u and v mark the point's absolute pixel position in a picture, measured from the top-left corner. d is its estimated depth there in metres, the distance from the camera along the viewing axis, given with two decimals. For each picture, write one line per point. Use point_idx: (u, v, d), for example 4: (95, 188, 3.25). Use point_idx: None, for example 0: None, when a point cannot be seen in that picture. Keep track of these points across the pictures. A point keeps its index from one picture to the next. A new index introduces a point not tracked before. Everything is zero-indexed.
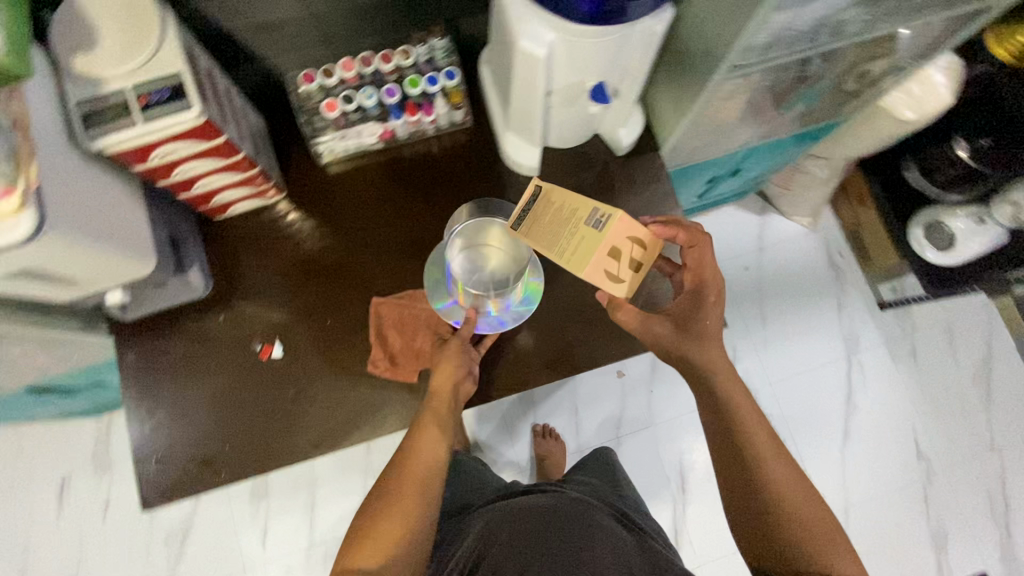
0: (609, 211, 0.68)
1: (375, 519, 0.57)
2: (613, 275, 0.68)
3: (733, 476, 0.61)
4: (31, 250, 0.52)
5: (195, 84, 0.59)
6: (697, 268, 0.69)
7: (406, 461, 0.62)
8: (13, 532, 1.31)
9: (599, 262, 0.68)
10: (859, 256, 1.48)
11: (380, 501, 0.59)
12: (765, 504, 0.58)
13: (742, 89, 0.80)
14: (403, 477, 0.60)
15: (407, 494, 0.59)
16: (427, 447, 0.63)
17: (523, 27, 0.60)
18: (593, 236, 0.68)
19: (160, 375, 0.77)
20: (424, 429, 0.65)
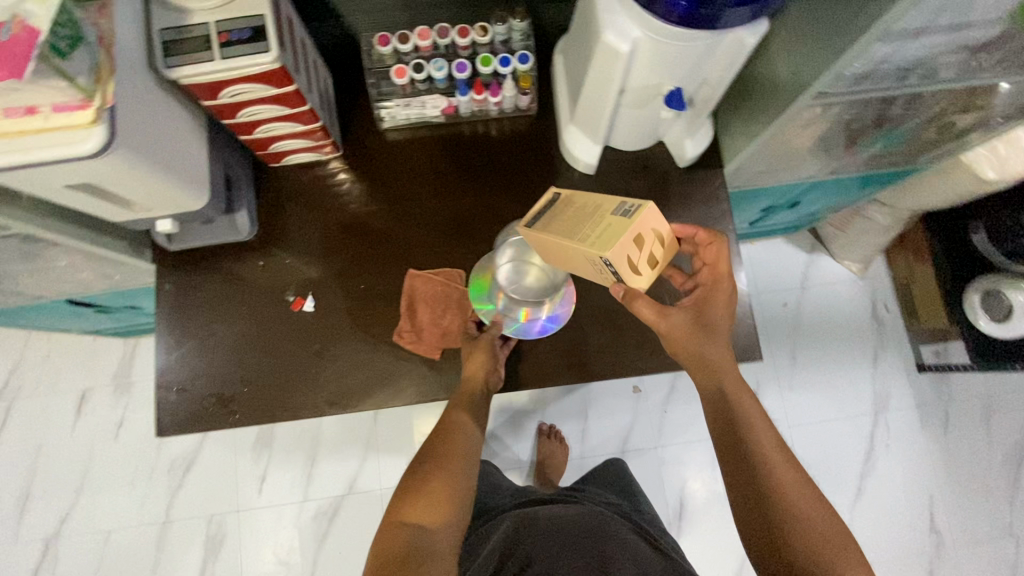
0: (638, 202, 0.57)
1: (422, 480, 0.61)
2: (635, 266, 0.57)
3: (739, 476, 0.58)
4: (96, 165, 0.52)
5: (275, 28, 0.59)
6: (716, 268, 0.67)
7: (444, 440, 0.66)
8: (30, 434, 1.37)
9: (627, 252, 0.55)
10: (905, 313, 1.42)
11: (426, 464, 0.62)
12: (772, 507, 0.56)
13: (821, 120, 0.77)
14: (443, 453, 0.64)
15: (451, 460, 0.63)
16: (460, 433, 0.67)
17: (610, 21, 0.58)
18: (621, 222, 0.55)
19: (194, 309, 0.78)
20: (458, 415, 0.69)
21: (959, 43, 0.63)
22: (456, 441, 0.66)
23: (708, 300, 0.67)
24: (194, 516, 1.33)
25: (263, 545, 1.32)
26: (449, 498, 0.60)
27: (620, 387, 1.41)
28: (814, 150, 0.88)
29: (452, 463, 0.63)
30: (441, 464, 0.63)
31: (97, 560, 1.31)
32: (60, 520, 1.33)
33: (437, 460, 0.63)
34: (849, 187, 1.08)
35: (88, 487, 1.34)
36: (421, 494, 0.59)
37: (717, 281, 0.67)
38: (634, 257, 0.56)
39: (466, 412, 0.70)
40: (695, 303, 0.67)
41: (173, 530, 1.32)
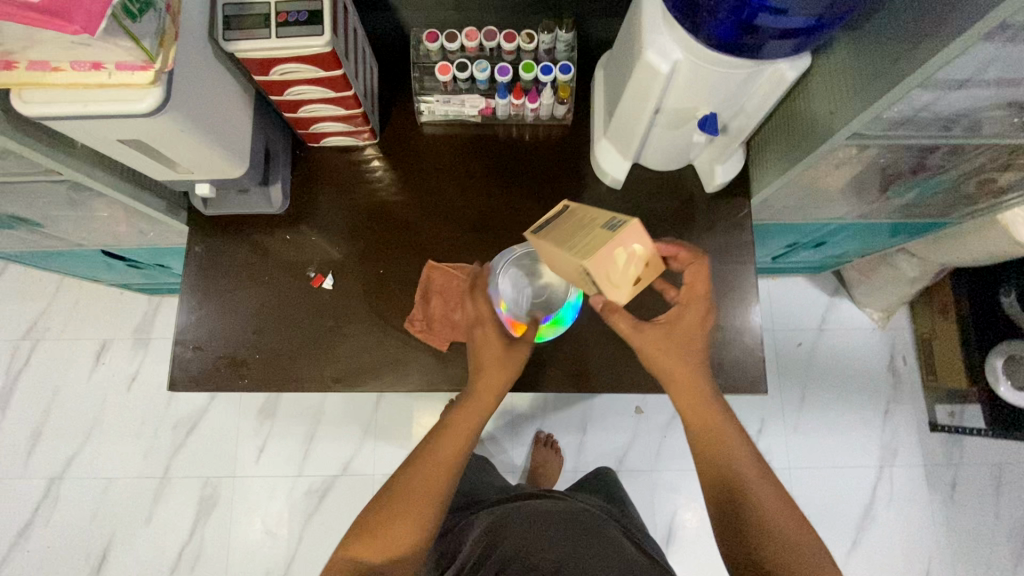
0: (625, 215, 0.57)
1: (379, 521, 0.61)
2: (614, 281, 0.56)
3: (717, 502, 0.60)
4: (148, 123, 0.55)
5: (330, 14, 0.62)
6: (694, 290, 0.62)
7: (425, 459, 0.64)
8: (50, 375, 1.42)
9: (602, 267, 0.54)
10: (924, 368, 1.38)
11: (391, 501, 0.62)
12: (750, 532, 0.58)
13: (854, 161, 0.76)
14: (417, 477, 0.63)
15: (416, 502, 0.62)
16: (448, 447, 0.65)
17: (654, 40, 0.59)
18: (604, 233, 0.55)
19: (219, 273, 0.81)
20: (456, 424, 0.66)
21: (1004, 99, 0.62)
22: (438, 460, 0.64)
23: (683, 321, 0.63)
24: (192, 475, 1.36)
25: (253, 513, 1.34)
26: (407, 536, 0.61)
27: (623, 405, 1.41)
28: (845, 192, 0.87)
29: (416, 498, 0.62)
30: (405, 498, 0.62)
31: (96, 505, 1.35)
32: (66, 461, 1.37)
33: (401, 495, 0.62)
34: (878, 233, 1.06)
35: (96, 433, 1.39)
36: (375, 536, 0.61)
37: (696, 303, 0.63)
38: (611, 273, 0.56)
39: (464, 420, 0.66)
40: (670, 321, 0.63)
41: (171, 486, 1.36)
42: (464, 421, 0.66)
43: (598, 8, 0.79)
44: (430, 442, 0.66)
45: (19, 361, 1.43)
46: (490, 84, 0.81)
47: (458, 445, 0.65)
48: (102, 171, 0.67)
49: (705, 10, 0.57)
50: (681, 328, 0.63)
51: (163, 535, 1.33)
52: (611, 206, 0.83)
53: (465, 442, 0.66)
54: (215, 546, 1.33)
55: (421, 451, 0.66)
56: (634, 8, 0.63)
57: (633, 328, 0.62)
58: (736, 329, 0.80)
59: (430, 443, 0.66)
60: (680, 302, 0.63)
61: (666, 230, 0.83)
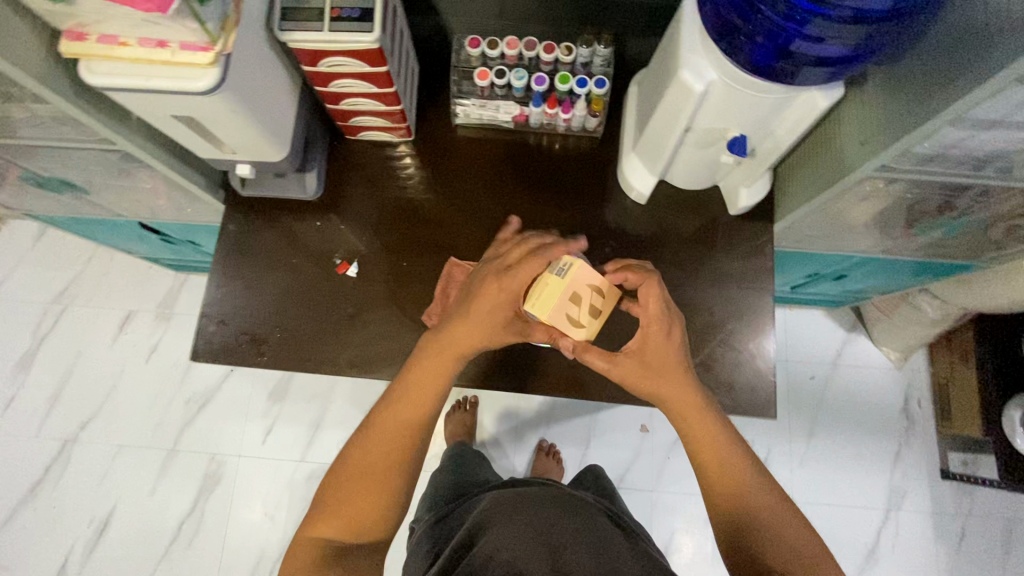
0: (569, 260, 0.66)
1: (341, 498, 0.62)
2: (575, 321, 0.66)
3: (717, 498, 0.62)
4: (203, 102, 0.59)
5: (381, 13, 0.65)
6: (652, 321, 0.63)
7: (385, 426, 0.64)
8: (74, 340, 1.47)
9: (563, 309, 0.65)
10: (939, 413, 1.36)
11: (344, 476, 0.63)
12: (748, 527, 0.59)
13: (881, 195, 0.77)
14: (377, 446, 0.64)
15: (370, 478, 0.63)
16: (410, 409, 0.65)
17: (690, 59, 0.61)
18: (555, 283, 0.64)
19: (248, 252, 0.84)
20: (419, 385, 0.65)
21: None
22: (399, 425, 0.64)
23: (650, 343, 0.63)
24: (199, 450, 1.39)
25: (254, 493, 1.36)
26: (370, 508, 0.62)
27: (628, 422, 1.41)
28: (870, 225, 0.87)
29: (377, 470, 0.63)
30: (365, 471, 0.63)
31: (105, 470, 1.39)
32: (81, 425, 1.41)
33: (360, 467, 0.63)
34: (901, 271, 1.06)
35: (112, 400, 1.43)
36: (339, 514, 0.62)
37: (662, 331, 0.63)
38: (572, 313, 0.66)
39: (431, 379, 0.65)
40: (637, 348, 0.64)
41: (178, 458, 1.39)
42: (428, 381, 0.65)
43: (638, 27, 0.81)
44: (389, 406, 0.65)
45: (47, 323, 1.48)
46: (526, 92, 0.83)
47: (420, 408, 0.65)
48: (151, 145, 0.71)
49: (741, 33, 0.59)
50: (649, 358, 0.63)
51: (165, 506, 1.36)
52: (634, 219, 0.85)
53: (427, 402, 0.65)
54: (215, 522, 1.35)
55: (380, 415, 0.65)
56: (674, 28, 0.65)
57: (607, 366, 0.64)
58: (748, 351, 0.80)
59: (389, 405, 0.65)
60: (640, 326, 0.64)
61: (687, 247, 0.84)
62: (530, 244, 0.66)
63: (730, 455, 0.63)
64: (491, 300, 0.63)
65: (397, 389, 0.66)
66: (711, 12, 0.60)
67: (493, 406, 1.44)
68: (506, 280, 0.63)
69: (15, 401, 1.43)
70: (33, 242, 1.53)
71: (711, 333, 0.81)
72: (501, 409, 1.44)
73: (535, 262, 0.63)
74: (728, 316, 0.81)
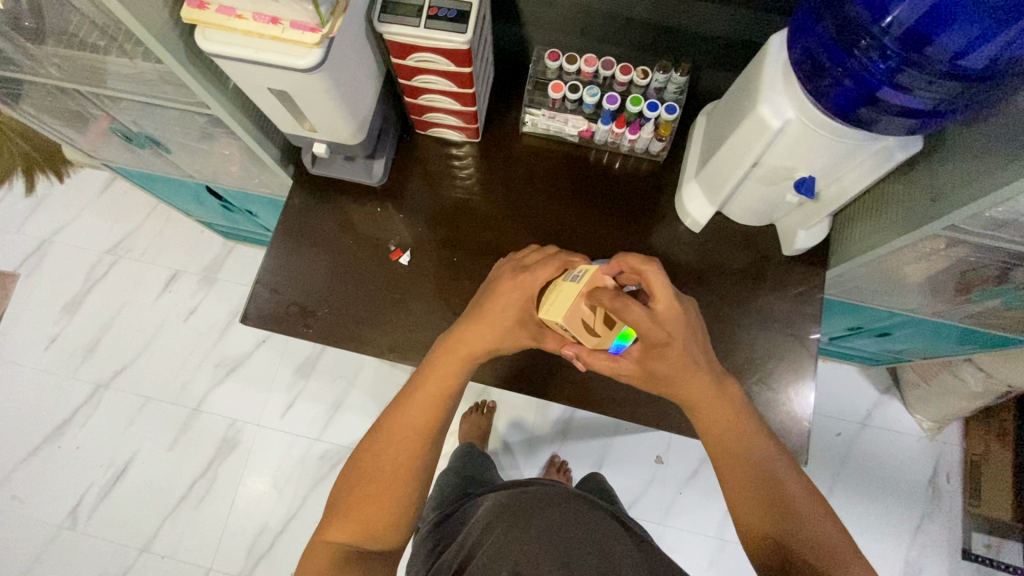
0: (584, 267, 0.65)
1: (352, 501, 0.63)
2: (590, 329, 0.63)
3: (752, 481, 0.62)
4: (300, 78, 0.62)
5: (475, 17, 0.68)
6: (651, 329, 0.60)
7: (393, 428, 0.66)
8: (121, 290, 1.53)
9: (579, 311, 0.62)
10: (968, 491, 1.31)
11: (358, 478, 0.64)
12: (782, 511, 0.60)
13: (942, 255, 0.76)
14: (385, 449, 0.65)
15: (382, 478, 0.64)
16: (418, 413, 0.66)
17: (771, 96, 0.62)
18: (569, 289, 0.63)
19: (307, 228, 0.87)
20: (426, 387, 0.66)
21: None
22: (409, 427, 0.66)
23: (656, 352, 0.62)
24: (220, 414, 1.43)
25: (266, 464, 1.39)
26: (379, 510, 0.63)
27: (643, 450, 1.39)
28: (925, 286, 0.86)
29: (387, 474, 0.64)
30: (375, 474, 0.64)
31: (130, 419, 1.43)
32: (115, 372, 1.46)
33: (370, 470, 0.64)
34: (947, 338, 1.03)
35: (147, 353, 1.48)
36: (351, 516, 0.63)
37: (664, 339, 0.61)
38: (589, 319, 0.63)
39: (439, 381, 0.66)
40: (641, 355, 0.63)
41: (199, 419, 1.42)
42: (436, 383, 0.66)
43: (715, 61, 0.82)
44: (399, 410, 0.67)
45: (99, 271, 1.55)
46: (596, 109, 0.86)
47: (429, 410, 0.66)
48: (240, 114, 0.75)
49: (830, 73, 0.59)
50: (655, 367, 0.63)
51: (181, 464, 1.40)
52: (685, 246, 0.85)
53: (436, 404, 0.66)
54: (224, 487, 1.38)
55: (390, 417, 0.67)
56: (755, 65, 0.66)
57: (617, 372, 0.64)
58: (786, 394, 0.79)
59: (398, 409, 0.67)
60: (646, 327, 0.61)
61: (736, 281, 0.84)
62: (552, 251, 0.69)
63: (752, 435, 0.64)
64: (505, 298, 0.66)
65: (406, 394, 0.67)
66: (799, 50, 0.60)
67: (511, 414, 1.44)
68: (525, 277, 0.66)
69: (58, 340, 1.49)
70: (99, 192, 1.61)
71: (749, 370, 0.80)
72: (518, 419, 1.44)
73: (552, 267, 0.66)
74: (769, 355, 0.81)
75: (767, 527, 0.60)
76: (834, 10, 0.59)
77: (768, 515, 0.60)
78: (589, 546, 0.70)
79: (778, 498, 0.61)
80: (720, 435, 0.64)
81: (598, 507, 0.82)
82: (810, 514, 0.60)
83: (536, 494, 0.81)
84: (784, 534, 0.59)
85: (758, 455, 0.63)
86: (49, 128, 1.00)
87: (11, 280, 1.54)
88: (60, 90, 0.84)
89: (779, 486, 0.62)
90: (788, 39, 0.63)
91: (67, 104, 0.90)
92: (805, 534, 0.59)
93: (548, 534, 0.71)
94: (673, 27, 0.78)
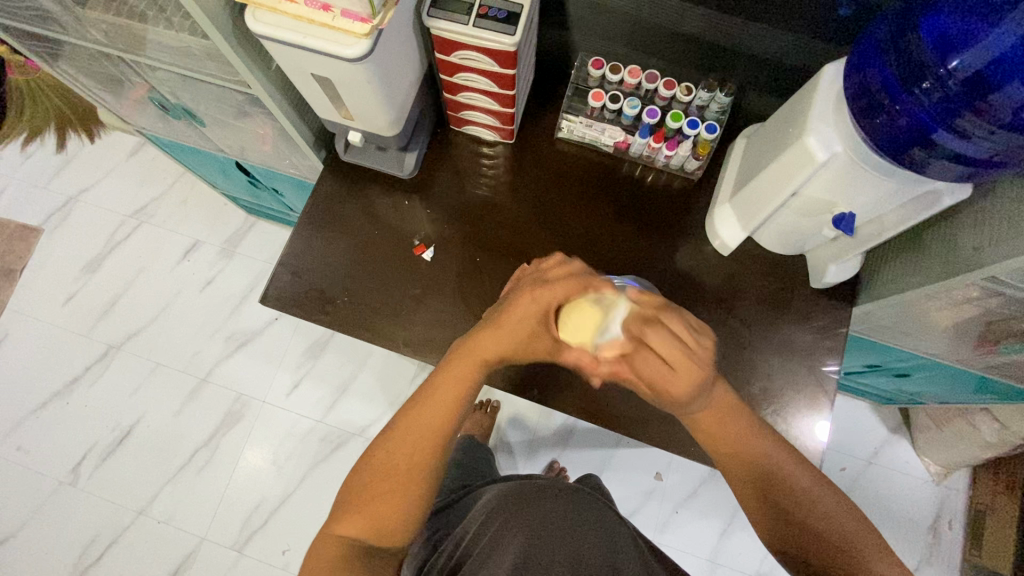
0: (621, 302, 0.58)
1: (362, 496, 0.62)
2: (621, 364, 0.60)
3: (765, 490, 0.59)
4: (346, 67, 0.61)
5: (525, 20, 0.67)
6: (659, 386, 0.56)
7: (409, 429, 0.64)
8: (141, 255, 1.54)
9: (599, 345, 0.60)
10: (969, 541, 1.29)
11: (368, 476, 0.63)
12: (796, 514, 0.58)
13: (974, 305, 0.75)
14: (397, 450, 0.63)
15: (392, 479, 0.62)
16: (432, 414, 0.64)
17: (819, 127, 0.60)
18: (589, 314, 0.58)
19: (332, 213, 0.87)
20: (443, 390, 0.65)
21: None
22: (424, 428, 0.64)
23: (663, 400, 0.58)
24: (227, 386, 1.44)
25: (267, 441, 1.40)
26: (389, 507, 0.62)
27: (644, 465, 1.39)
28: (952, 333, 0.84)
29: (397, 474, 0.62)
30: (387, 473, 0.63)
31: (139, 384, 1.45)
32: (127, 335, 1.48)
33: (380, 468, 0.63)
34: (964, 386, 1.02)
35: (161, 319, 1.49)
36: (359, 513, 0.62)
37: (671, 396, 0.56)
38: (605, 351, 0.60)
39: (455, 385, 0.64)
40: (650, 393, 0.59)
41: (206, 389, 1.44)
42: (455, 384, 0.64)
43: (760, 83, 0.80)
44: (416, 410, 0.65)
45: (121, 234, 1.56)
46: (634, 121, 0.84)
47: (446, 413, 0.64)
48: (279, 94, 0.75)
49: (887, 110, 0.57)
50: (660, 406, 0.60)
51: (185, 432, 1.41)
52: (711, 267, 0.84)
53: (453, 408, 0.64)
54: (225, 458, 1.39)
55: (406, 414, 0.65)
56: (804, 93, 0.65)
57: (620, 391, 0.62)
58: (800, 428, 0.77)
59: (415, 409, 0.65)
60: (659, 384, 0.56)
61: (759, 309, 0.82)
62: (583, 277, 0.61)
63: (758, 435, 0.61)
64: (521, 310, 0.63)
65: (421, 394, 0.66)
66: (856, 82, 0.59)
67: (513, 414, 1.44)
68: (538, 292, 0.62)
69: (76, 298, 1.51)
70: (128, 156, 1.62)
71: (765, 400, 0.79)
72: (521, 419, 1.43)
73: (572, 287, 0.60)
74: (785, 387, 0.79)
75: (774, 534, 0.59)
76: (898, 45, 0.57)
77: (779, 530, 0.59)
78: (593, 544, 0.69)
79: (784, 503, 0.59)
80: (730, 446, 0.60)
81: (600, 499, 0.81)
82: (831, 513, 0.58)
83: (540, 484, 0.79)
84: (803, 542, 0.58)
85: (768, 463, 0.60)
86: (87, 90, 1.01)
87: (33, 234, 1.56)
88: (103, 54, 0.84)
89: (791, 491, 0.59)
90: (844, 70, 0.60)
91: (108, 69, 0.90)
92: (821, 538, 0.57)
93: (551, 530, 0.70)
94: (723, 45, 0.76)
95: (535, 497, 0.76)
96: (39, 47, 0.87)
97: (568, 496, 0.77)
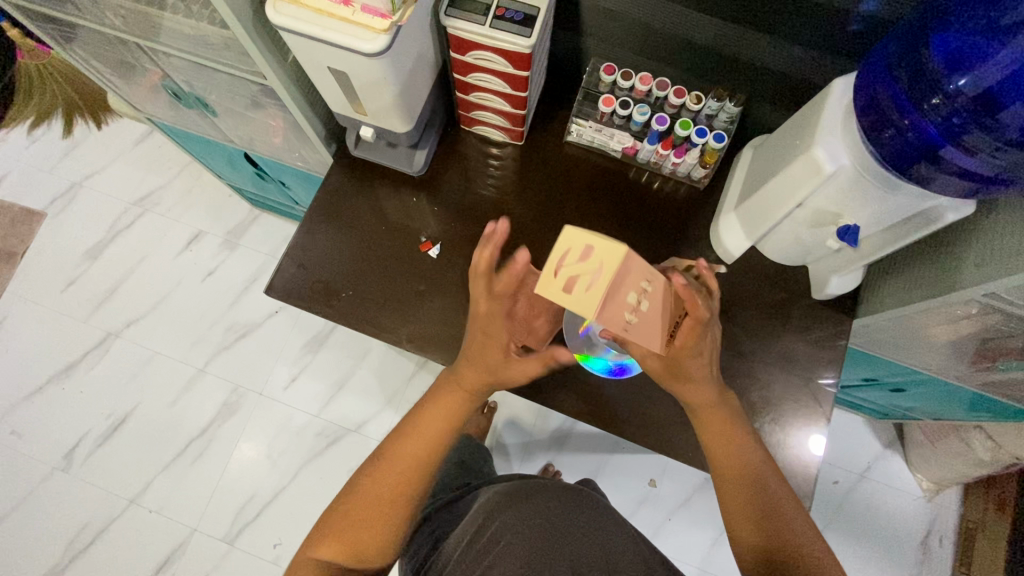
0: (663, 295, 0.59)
1: (345, 516, 0.63)
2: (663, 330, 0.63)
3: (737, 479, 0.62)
4: (364, 62, 0.62)
5: (541, 22, 0.68)
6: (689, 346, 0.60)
7: (393, 458, 0.65)
8: (143, 243, 1.54)
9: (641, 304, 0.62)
10: (958, 559, 1.29)
11: (352, 502, 0.63)
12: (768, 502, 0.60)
13: (974, 321, 0.75)
14: (381, 476, 0.64)
15: (377, 505, 0.63)
16: (417, 445, 0.66)
17: (827, 139, 0.61)
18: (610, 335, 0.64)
19: (339, 206, 0.87)
20: (432, 419, 0.67)
21: None
22: (407, 455, 0.66)
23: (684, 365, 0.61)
24: (225, 377, 1.44)
25: (262, 434, 1.39)
26: (374, 531, 0.62)
27: (639, 471, 1.39)
28: (950, 348, 0.85)
29: (380, 501, 0.63)
30: (374, 497, 0.63)
31: (135, 372, 1.44)
32: (127, 322, 1.48)
33: (364, 494, 0.64)
34: (958, 403, 1.03)
35: (160, 308, 1.49)
36: (342, 535, 0.62)
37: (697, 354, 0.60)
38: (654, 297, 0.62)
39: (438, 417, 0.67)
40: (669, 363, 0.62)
41: (203, 379, 1.43)
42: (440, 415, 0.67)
43: (769, 96, 0.82)
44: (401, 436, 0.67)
45: (124, 222, 1.56)
46: (643, 128, 0.85)
47: (428, 442, 0.66)
48: (293, 87, 0.75)
49: (894, 125, 0.58)
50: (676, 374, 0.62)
51: (181, 421, 1.41)
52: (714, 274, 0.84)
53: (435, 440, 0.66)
54: (220, 449, 1.38)
55: (393, 443, 0.67)
56: (812, 105, 0.66)
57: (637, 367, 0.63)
58: (796, 437, 0.78)
59: (404, 434, 0.67)
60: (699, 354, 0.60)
61: (760, 318, 0.83)
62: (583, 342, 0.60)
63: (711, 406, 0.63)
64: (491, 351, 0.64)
65: (409, 425, 0.68)
66: (865, 96, 0.60)
67: (510, 416, 1.44)
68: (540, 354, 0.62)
69: (76, 283, 1.51)
70: (134, 144, 1.62)
71: (763, 409, 0.79)
72: (517, 420, 1.43)
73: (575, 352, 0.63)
74: (784, 396, 0.80)
75: (751, 522, 0.59)
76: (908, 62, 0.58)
77: (752, 519, 0.59)
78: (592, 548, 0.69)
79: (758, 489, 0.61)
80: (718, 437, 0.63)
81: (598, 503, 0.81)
82: (778, 498, 0.60)
83: (535, 487, 0.79)
84: (759, 521, 0.59)
85: (731, 452, 0.63)
86: (98, 76, 1.01)
87: (36, 218, 1.56)
88: (118, 40, 0.85)
89: (762, 481, 0.61)
90: (853, 84, 0.62)
91: (123, 55, 0.91)
92: (788, 526, 0.58)
93: (548, 528, 0.70)
94: (735, 56, 0.77)
95: (528, 496, 0.77)
96: (54, 30, 0.88)
97: (564, 499, 0.77)
